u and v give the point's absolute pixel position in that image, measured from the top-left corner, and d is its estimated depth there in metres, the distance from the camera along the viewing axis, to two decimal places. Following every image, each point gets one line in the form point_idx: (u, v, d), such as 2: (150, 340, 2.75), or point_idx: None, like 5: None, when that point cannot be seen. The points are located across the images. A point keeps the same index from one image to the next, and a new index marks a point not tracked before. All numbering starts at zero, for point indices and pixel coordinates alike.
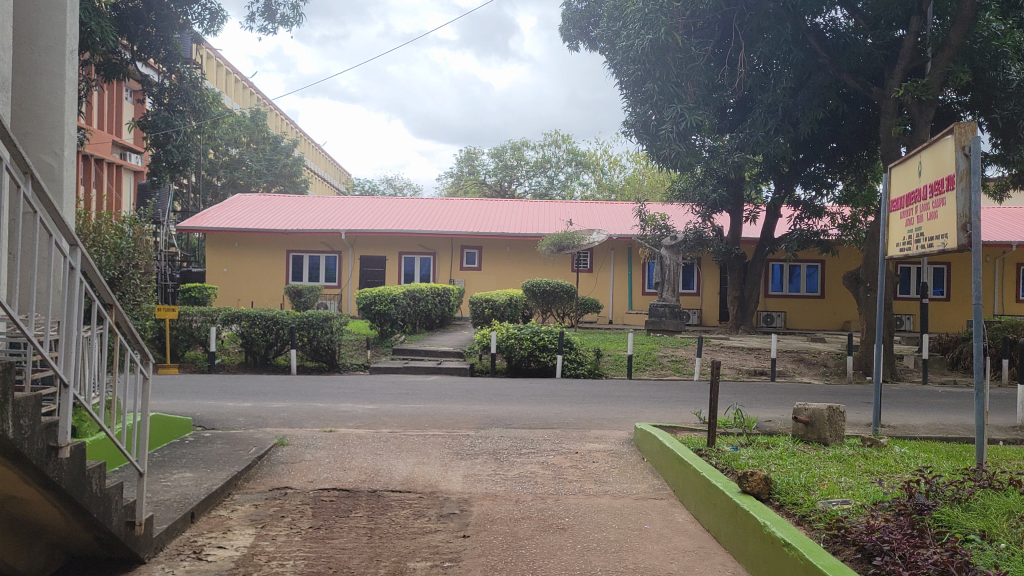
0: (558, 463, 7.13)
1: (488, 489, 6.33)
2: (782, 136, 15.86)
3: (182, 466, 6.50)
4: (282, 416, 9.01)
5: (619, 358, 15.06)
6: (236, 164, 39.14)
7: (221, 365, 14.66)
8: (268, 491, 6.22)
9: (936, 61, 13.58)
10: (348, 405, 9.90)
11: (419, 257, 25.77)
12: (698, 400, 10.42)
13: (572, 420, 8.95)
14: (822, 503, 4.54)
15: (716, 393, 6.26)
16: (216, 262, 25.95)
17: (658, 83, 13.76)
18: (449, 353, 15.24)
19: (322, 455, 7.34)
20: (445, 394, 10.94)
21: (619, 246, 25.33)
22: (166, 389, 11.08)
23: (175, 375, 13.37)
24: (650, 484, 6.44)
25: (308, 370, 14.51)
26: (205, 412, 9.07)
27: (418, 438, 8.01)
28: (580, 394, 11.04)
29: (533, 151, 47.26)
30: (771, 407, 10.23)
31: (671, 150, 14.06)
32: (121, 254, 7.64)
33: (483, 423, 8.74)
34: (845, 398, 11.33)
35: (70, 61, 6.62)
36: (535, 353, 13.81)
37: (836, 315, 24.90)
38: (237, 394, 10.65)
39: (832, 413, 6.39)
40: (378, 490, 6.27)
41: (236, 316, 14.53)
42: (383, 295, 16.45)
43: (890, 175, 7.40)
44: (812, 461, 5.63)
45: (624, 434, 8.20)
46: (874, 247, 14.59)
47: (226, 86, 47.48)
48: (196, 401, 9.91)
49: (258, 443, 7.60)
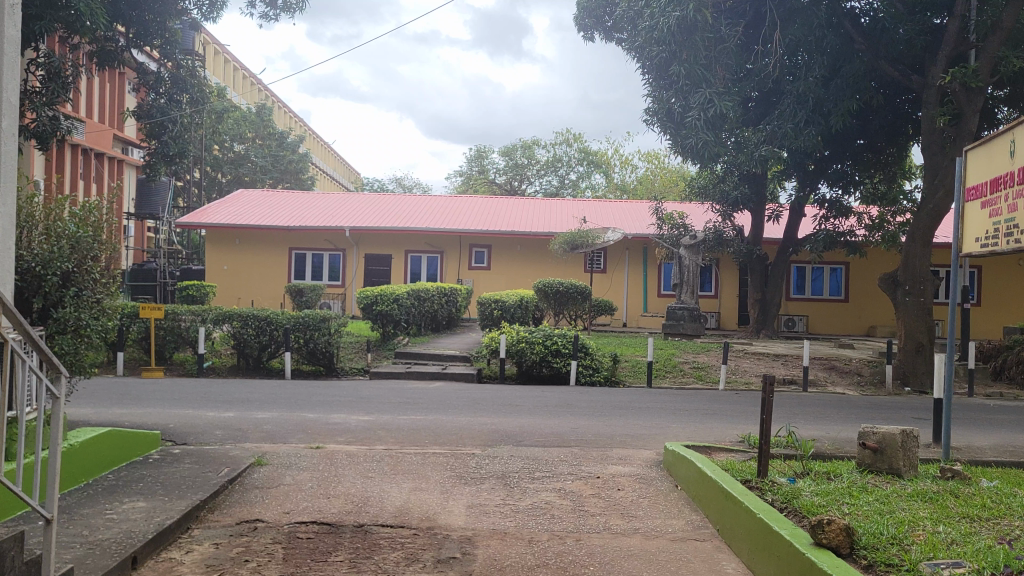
0: (578, 491, 6.11)
1: (495, 525, 5.31)
2: (813, 128, 14.88)
3: (136, 494, 5.53)
4: (265, 429, 8.05)
5: (637, 364, 14.04)
6: (241, 160, 38.58)
7: (211, 368, 13.71)
8: (235, 526, 5.23)
9: (987, 45, 12.36)
10: (340, 416, 8.89)
11: (426, 256, 24.79)
12: (730, 415, 9.38)
13: (592, 437, 7.93)
14: (927, 566, 3.53)
15: (770, 413, 5.23)
16: (216, 259, 25.06)
17: (684, 66, 12.71)
18: (456, 357, 14.22)
19: (304, 478, 6.36)
20: (449, 404, 9.94)
21: (634, 246, 24.29)
22: (144, 395, 10.13)
23: (160, 379, 12.49)
24: (689, 520, 5.42)
25: (304, 375, 13.56)
26: (179, 424, 8.09)
27: (417, 458, 7.02)
28: (598, 405, 10.03)
29: (543, 150, 46.33)
30: (813, 422, 9.21)
31: (697, 139, 13.02)
32: (76, 245, 6.65)
33: (490, 440, 7.74)
34: (892, 412, 10.25)
35: (10, 17, 5.65)
36: (547, 358, 12.84)
37: (861, 321, 23.79)
38: (221, 403, 9.68)
39: (906, 438, 5.33)
40: (366, 525, 5.28)
41: (227, 316, 13.59)
42: (385, 295, 15.48)
43: (965, 159, 6.40)
44: (892, 502, 4.62)
45: (652, 455, 7.18)
46: (913, 249, 13.60)
47: (232, 81, 46.75)
48: (172, 410, 8.93)
49: (232, 463, 6.63)
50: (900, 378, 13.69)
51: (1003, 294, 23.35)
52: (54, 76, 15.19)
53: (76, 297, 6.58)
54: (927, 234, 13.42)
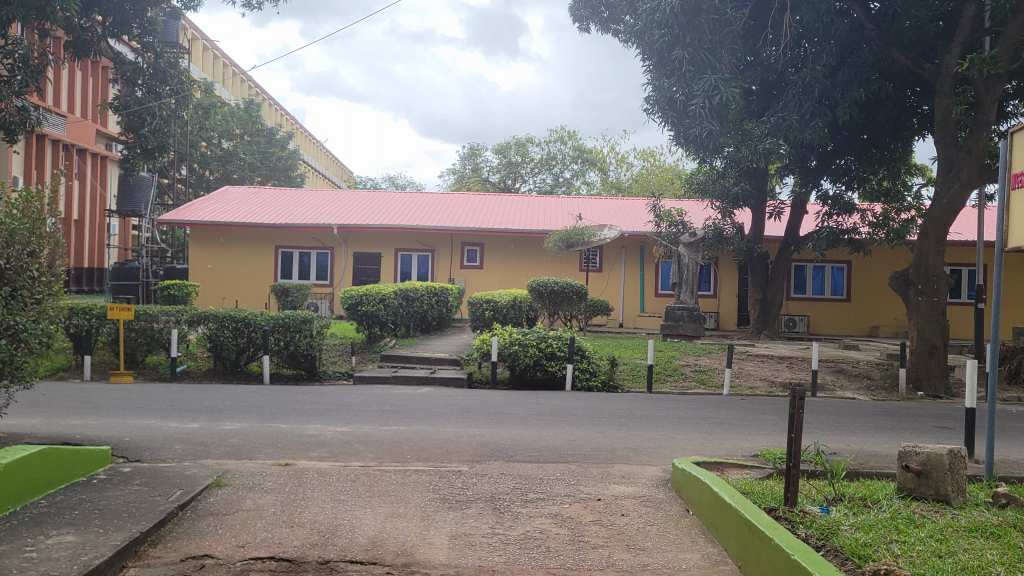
0: (577, 517, 5.37)
1: (482, 562, 4.58)
2: (819, 120, 14.18)
3: (67, 525, 4.80)
4: (232, 442, 7.32)
5: (636, 367, 13.34)
6: (229, 157, 37.50)
7: (186, 373, 12.94)
8: (179, 563, 4.50)
9: (1008, 30, 11.46)
10: (315, 427, 8.16)
11: (417, 254, 24.04)
12: (739, 425, 8.67)
13: (592, 451, 7.21)
14: None
15: (799, 431, 4.51)
16: (200, 258, 24.29)
17: (688, 51, 12.04)
18: (445, 360, 13.48)
19: (266, 502, 5.62)
20: (436, 412, 9.22)
21: (630, 244, 23.60)
22: (107, 403, 9.38)
23: (127, 385, 11.78)
24: (705, 554, 4.69)
25: (284, 379, 12.82)
26: (135, 438, 7.36)
27: (396, 477, 6.29)
28: (597, 414, 9.30)
29: (537, 148, 45.66)
30: (831, 433, 8.48)
31: (702, 128, 12.27)
32: (11, 239, 5.88)
33: (478, 455, 7.01)
34: (910, 420, 9.55)
35: None
36: (542, 362, 12.12)
37: (865, 321, 23.14)
38: (188, 412, 8.92)
39: (954, 459, 4.60)
40: (333, 560, 4.56)
41: (203, 316, 12.85)
42: (371, 295, 14.70)
43: (1013, 138, 5.64)
44: (951, 540, 3.89)
45: (658, 473, 6.45)
46: (925, 246, 12.87)
47: (221, 77, 46.06)
48: (133, 421, 8.20)
49: (187, 484, 5.89)
50: (913, 382, 12.99)
51: (1008, 292, 22.74)
52: (21, 65, 14.34)
53: (10, 297, 5.85)
54: (941, 230, 12.69)
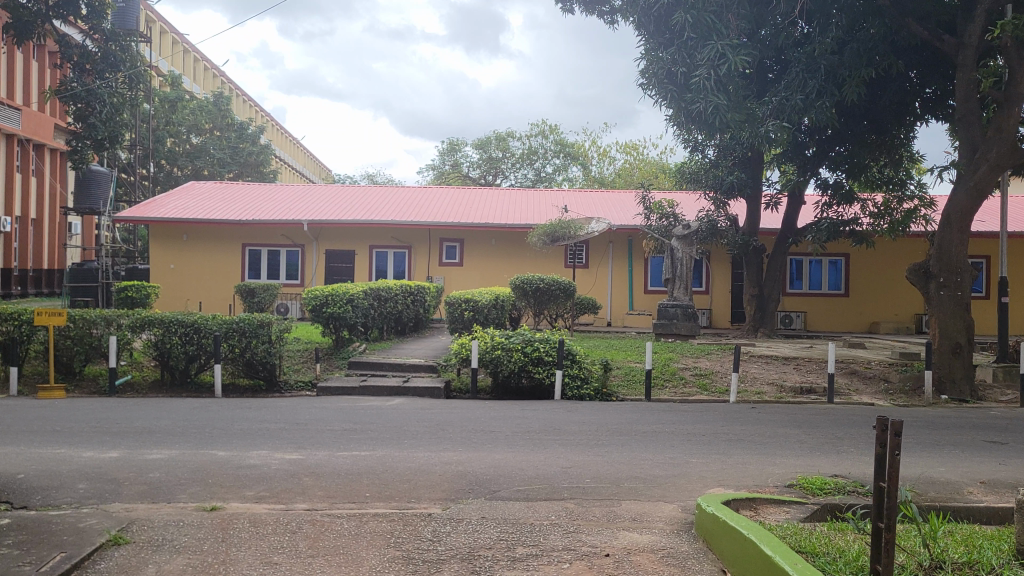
0: None
1: None
2: (827, 99, 12.94)
3: None
4: (152, 478, 5.96)
5: (631, 372, 12.09)
6: (198, 153, 35.89)
7: (128, 385, 11.50)
8: None
9: None
10: (259, 454, 6.82)
11: (392, 251, 22.68)
12: (760, 443, 7.43)
13: (593, 483, 5.92)
14: None
15: (891, 478, 3.25)
16: (162, 258, 22.79)
17: (690, 14, 10.88)
18: (420, 368, 12.19)
19: (173, 569, 4.27)
20: (406, 431, 7.91)
21: (618, 238, 22.37)
22: (18, 426, 7.97)
23: (56, 402, 10.34)
24: None
25: (239, 391, 11.43)
26: (31, 475, 5.98)
27: (349, 526, 4.96)
28: (594, 431, 8.03)
29: (518, 143, 44.33)
30: (867, 450, 7.25)
31: (706, 103, 11.02)
32: None
33: (453, 491, 5.70)
34: (951, 432, 8.35)
35: None
36: (527, 368, 10.86)
37: (863, 316, 22.10)
38: (112, 437, 7.54)
39: None
40: None
41: (148, 321, 11.46)
42: (338, 295, 13.35)
43: None
44: None
45: (678, 514, 5.18)
46: (948, 236, 11.64)
47: (188, 69, 44.36)
48: (39, 450, 6.82)
49: (73, 544, 4.53)
50: (934, 385, 11.83)
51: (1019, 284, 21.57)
52: None
53: None
54: (965, 217, 11.49)
